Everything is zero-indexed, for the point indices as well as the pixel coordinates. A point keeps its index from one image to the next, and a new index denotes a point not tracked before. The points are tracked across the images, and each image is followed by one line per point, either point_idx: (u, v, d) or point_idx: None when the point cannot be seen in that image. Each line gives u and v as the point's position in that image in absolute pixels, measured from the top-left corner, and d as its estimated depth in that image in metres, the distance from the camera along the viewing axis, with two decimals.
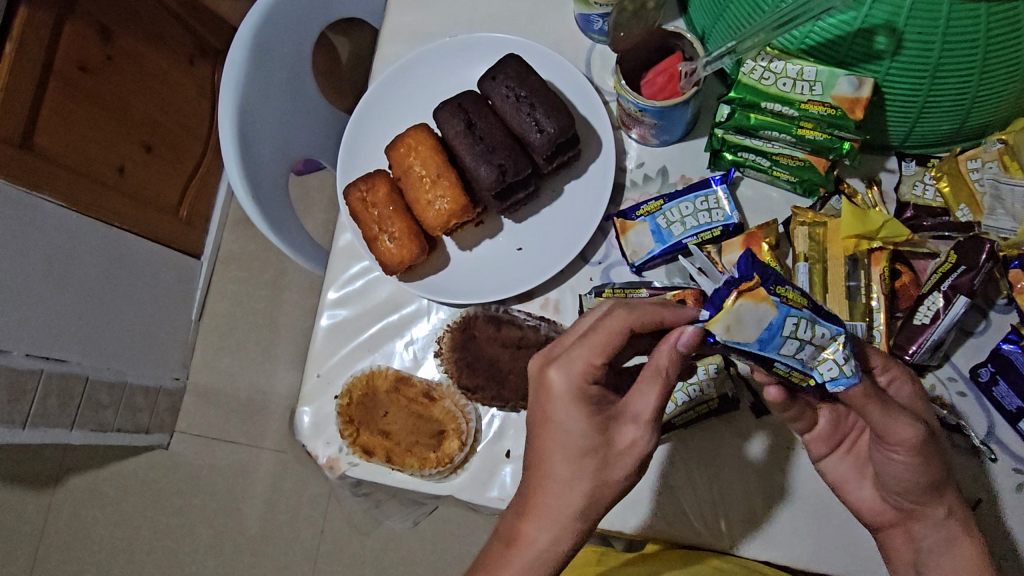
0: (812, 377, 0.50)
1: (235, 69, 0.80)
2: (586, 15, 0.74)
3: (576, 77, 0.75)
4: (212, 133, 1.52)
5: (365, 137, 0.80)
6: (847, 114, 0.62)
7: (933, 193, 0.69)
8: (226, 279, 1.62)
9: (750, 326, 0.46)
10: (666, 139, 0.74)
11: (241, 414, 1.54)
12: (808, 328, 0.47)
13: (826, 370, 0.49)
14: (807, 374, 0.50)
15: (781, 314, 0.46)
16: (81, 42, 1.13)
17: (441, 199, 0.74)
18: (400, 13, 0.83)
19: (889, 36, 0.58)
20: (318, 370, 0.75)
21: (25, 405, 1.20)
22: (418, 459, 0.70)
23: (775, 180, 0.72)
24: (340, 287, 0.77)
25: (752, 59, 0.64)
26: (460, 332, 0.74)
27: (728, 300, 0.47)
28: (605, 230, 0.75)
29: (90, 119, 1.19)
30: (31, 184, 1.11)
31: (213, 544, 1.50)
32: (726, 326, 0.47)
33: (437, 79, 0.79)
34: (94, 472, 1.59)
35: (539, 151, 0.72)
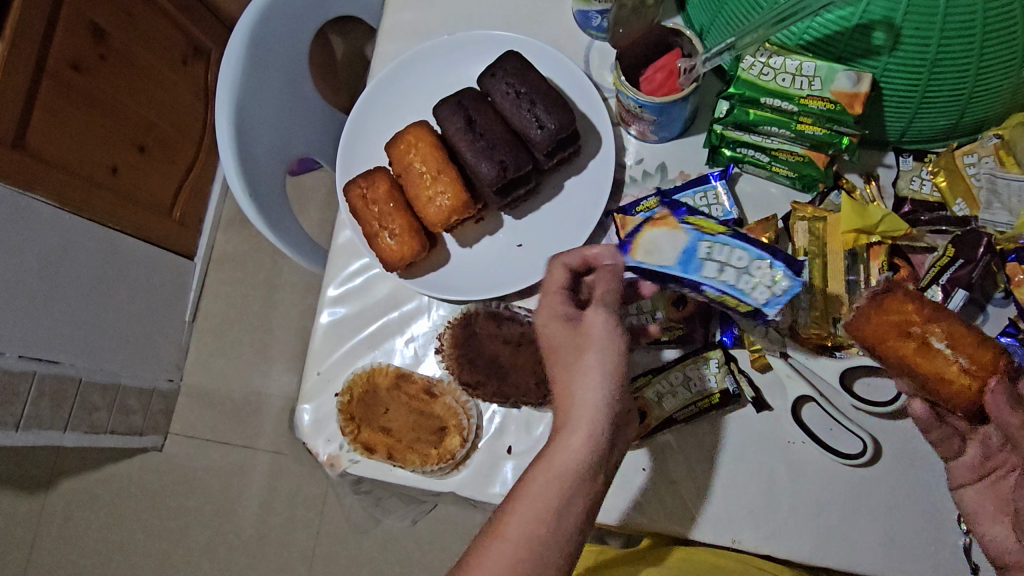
0: (749, 304, 0.61)
1: (232, 67, 0.80)
2: (585, 12, 0.74)
3: (575, 73, 0.75)
4: (206, 133, 1.51)
5: (364, 134, 0.80)
6: (846, 109, 0.62)
7: (930, 188, 0.69)
8: (221, 279, 1.61)
9: (666, 250, 0.62)
10: (666, 135, 0.74)
11: (236, 415, 1.53)
12: (722, 250, 0.61)
13: (759, 294, 0.60)
14: (743, 300, 0.61)
15: (692, 237, 0.62)
16: (74, 41, 1.13)
17: (442, 195, 0.74)
18: (399, 11, 0.83)
19: (887, 31, 0.58)
20: (319, 367, 0.75)
21: (19, 406, 1.19)
22: (419, 456, 0.70)
23: (774, 175, 0.72)
24: (339, 284, 0.76)
25: (752, 55, 0.64)
26: (461, 328, 0.74)
27: (647, 231, 0.63)
28: (605, 226, 0.75)
29: (84, 118, 1.18)
30: (23, 184, 1.10)
31: (208, 545, 1.50)
32: (647, 251, 0.63)
33: (437, 75, 0.79)
34: (88, 474, 1.58)
35: (539, 147, 0.72)
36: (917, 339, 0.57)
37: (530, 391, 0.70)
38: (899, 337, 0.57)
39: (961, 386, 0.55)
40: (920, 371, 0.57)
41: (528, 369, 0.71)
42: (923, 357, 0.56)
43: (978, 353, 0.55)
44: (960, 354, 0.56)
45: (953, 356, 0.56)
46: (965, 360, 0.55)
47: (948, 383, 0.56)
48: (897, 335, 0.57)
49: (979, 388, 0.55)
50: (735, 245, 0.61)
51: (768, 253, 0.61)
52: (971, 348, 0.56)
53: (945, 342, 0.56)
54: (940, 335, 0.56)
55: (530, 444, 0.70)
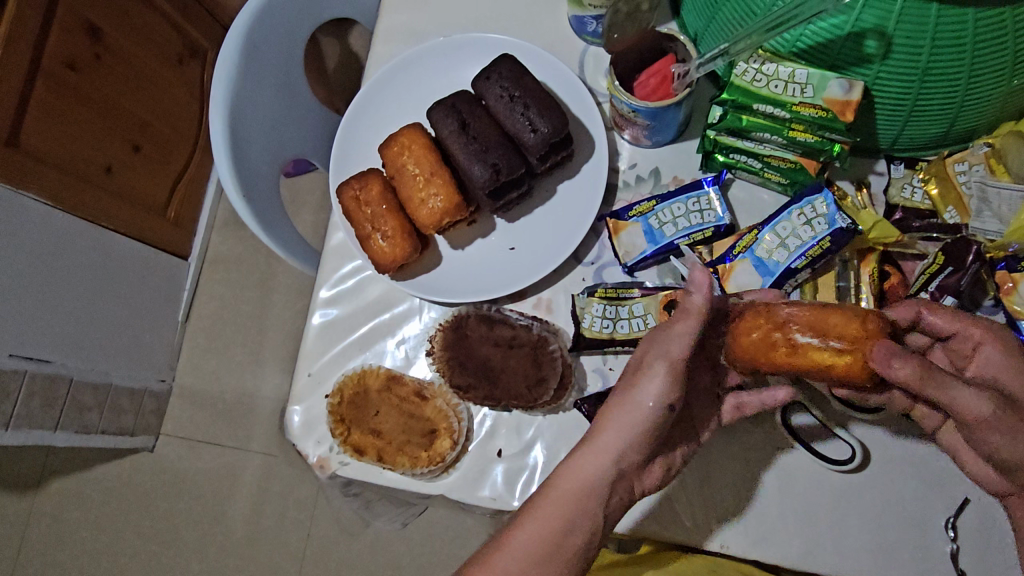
0: (826, 240, 0.66)
1: (226, 67, 0.80)
2: (580, 16, 0.74)
3: (570, 78, 0.75)
4: (201, 133, 1.51)
5: (358, 136, 0.80)
6: (837, 117, 0.63)
7: (921, 196, 0.69)
8: (214, 280, 1.61)
9: (750, 275, 0.69)
10: (659, 141, 0.74)
11: (228, 416, 1.53)
12: (773, 240, 0.69)
13: (819, 224, 0.67)
14: (819, 244, 0.67)
15: (751, 255, 0.69)
16: (69, 40, 1.12)
17: (434, 198, 0.74)
18: (394, 13, 0.83)
19: (879, 40, 0.59)
20: (309, 369, 0.75)
21: (9, 405, 1.19)
22: (409, 458, 0.70)
23: (767, 181, 0.72)
24: (331, 285, 0.76)
25: (744, 62, 0.65)
26: (451, 331, 0.73)
27: (727, 282, 0.70)
28: (598, 230, 0.75)
29: (78, 117, 1.18)
30: (16, 182, 1.10)
31: (199, 547, 1.49)
32: (742, 287, 0.69)
33: (432, 78, 0.79)
34: (78, 475, 1.57)
35: (533, 150, 0.72)
36: (781, 345, 0.57)
37: (521, 395, 0.69)
38: (769, 351, 0.58)
39: (852, 364, 0.54)
40: (811, 369, 0.56)
41: (518, 373, 0.70)
42: (799, 360, 0.56)
43: (843, 327, 0.55)
44: (825, 339, 0.55)
45: (820, 342, 0.55)
46: (833, 344, 0.55)
47: (839, 369, 0.56)
48: (768, 353, 0.58)
49: (862, 358, 0.54)
50: (780, 216, 0.69)
51: (795, 203, 0.69)
52: (831, 326, 0.55)
53: (806, 335, 0.56)
54: (798, 332, 0.56)
55: (520, 447, 0.70)
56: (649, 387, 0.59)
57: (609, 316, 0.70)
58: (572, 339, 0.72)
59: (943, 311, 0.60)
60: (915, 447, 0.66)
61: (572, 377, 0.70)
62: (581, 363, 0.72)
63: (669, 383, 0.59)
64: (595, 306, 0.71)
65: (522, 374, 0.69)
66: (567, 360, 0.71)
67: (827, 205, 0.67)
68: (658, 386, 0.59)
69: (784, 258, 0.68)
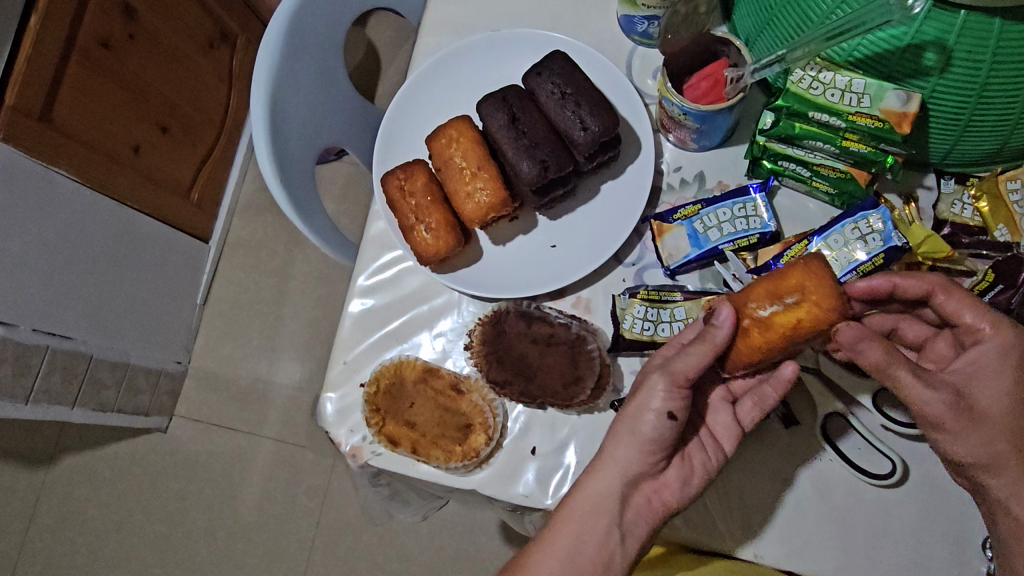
0: (880, 255, 0.66)
1: (271, 52, 0.80)
2: (631, 16, 0.74)
3: (619, 77, 0.75)
4: (228, 117, 1.51)
5: (403, 126, 0.80)
6: (893, 128, 0.62)
7: (971, 212, 0.69)
8: (234, 264, 1.61)
9: None
10: (706, 144, 0.74)
11: (242, 401, 1.53)
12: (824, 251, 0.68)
13: (874, 241, 0.66)
14: (874, 259, 0.66)
15: None
16: (105, 18, 1.12)
17: (480, 191, 0.74)
18: (441, 4, 0.82)
19: (939, 53, 0.58)
20: (345, 357, 0.74)
21: (29, 379, 1.19)
22: (443, 451, 0.70)
23: (813, 191, 0.72)
24: (370, 274, 0.76)
25: (801, 68, 0.65)
26: (491, 326, 0.73)
27: None
28: (640, 232, 0.75)
29: (110, 96, 1.17)
30: (48, 158, 1.10)
31: (207, 530, 1.49)
32: None
33: (481, 71, 0.79)
34: (90, 452, 1.57)
35: (581, 149, 0.71)
36: (752, 328, 0.60)
37: (559, 393, 0.69)
38: (747, 339, 0.61)
39: (811, 312, 0.57)
40: (786, 336, 0.59)
41: (557, 370, 0.70)
42: (774, 333, 0.59)
43: (787, 286, 0.59)
44: (780, 303, 0.59)
45: (778, 307, 0.59)
46: (787, 305, 0.58)
47: (809, 324, 0.58)
48: (745, 341, 0.61)
49: (817, 303, 0.57)
50: (833, 228, 0.67)
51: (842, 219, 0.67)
52: (777, 289, 0.59)
53: (764, 308, 0.60)
54: (758, 309, 0.60)
55: (555, 446, 0.70)
56: (651, 399, 0.61)
57: (650, 318, 0.70)
58: (610, 340, 0.72)
59: (957, 294, 0.60)
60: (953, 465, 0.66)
61: (609, 378, 0.70)
62: (619, 364, 0.72)
63: (670, 394, 0.61)
64: (637, 308, 0.70)
65: (560, 372, 0.69)
66: (605, 361, 0.70)
67: (882, 222, 0.66)
68: (659, 398, 0.61)
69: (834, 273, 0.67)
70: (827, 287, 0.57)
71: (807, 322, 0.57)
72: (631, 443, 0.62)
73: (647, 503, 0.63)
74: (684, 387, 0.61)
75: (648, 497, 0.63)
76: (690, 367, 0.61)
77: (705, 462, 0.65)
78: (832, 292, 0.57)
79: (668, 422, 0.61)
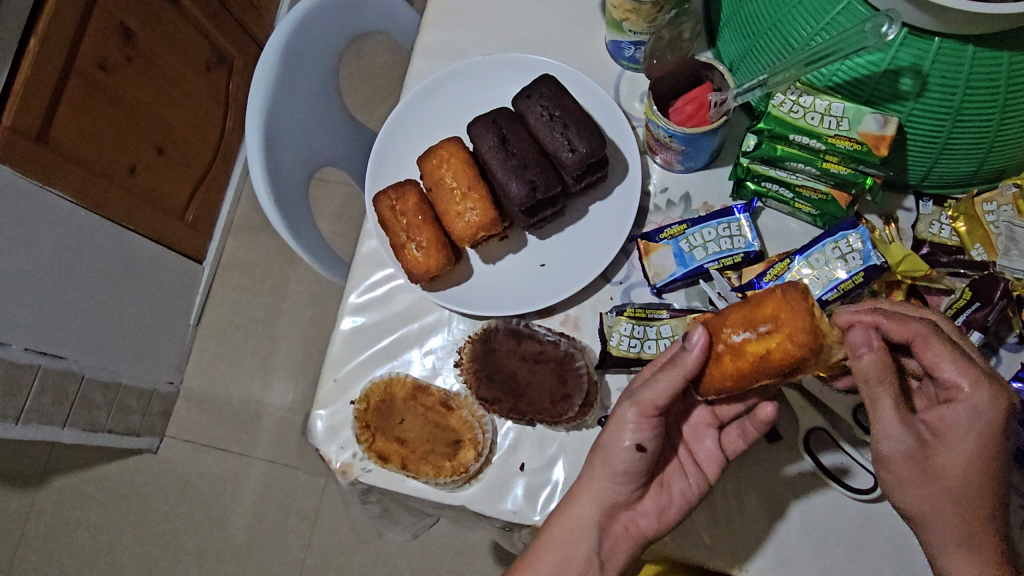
0: (859, 274, 0.67)
1: (266, 77, 0.82)
2: (619, 42, 0.76)
3: (607, 101, 0.76)
4: (224, 138, 1.53)
5: (396, 146, 0.81)
6: (872, 150, 0.64)
7: (949, 232, 0.70)
8: (228, 284, 1.61)
9: None
10: (691, 166, 0.75)
11: (234, 421, 1.53)
12: (805, 269, 0.69)
13: (853, 260, 0.67)
14: (853, 277, 0.67)
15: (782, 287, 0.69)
16: (103, 42, 1.14)
17: (470, 211, 0.75)
18: (434, 29, 0.84)
19: (914, 78, 0.60)
20: (335, 375, 0.75)
21: (21, 399, 1.19)
22: (433, 467, 0.70)
23: (796, 212, 0.74)
24: (361, 292, 0.77)
25: (782, 92, 0.67)
26: (480, 343, 0.74)
27: None
28: (628, 250, 0.77)
29: (106, 117, 1.19)
30: (44, 177, 1.11)
31: (197, 551, 1.49)
32: None
33: (473, 94, 0.81)
34: (79, 473, 1.56)
35: (570, 170, 0.73)
36: (725, 353, 0.60)
37: (547, 410, 0.70)
38: (719, 365, 0.60)
39: (781, 343, 0.55)
40: (753, 365, 0.58)
41: (545, 387, 0.70)
42: (746, 361, 0.58)
43: (763, 314, 0.57)
44: (753, 330, 0.58)
45: (750, 335, 0.58)
46: (759, 333, 0.57)
47: (778, 354, 0.56)
48: (718, 367, 0.60)
49: (786, 336, 0.55)
50: (813, 248, 0.69)
51: (822, 239, 0.69)
52: (754, 317, 0.58)
53: (737, 334, 0.59)
54: (732, 335, 0.59)
55: (543, 462, 0.71)
56: (623, 430, 0.65)
57: (637, 335, 0.71)
58: (598, 357, 0.73)
59: (936, 348, 0.56)
60: None
61: (597, 395, 0.71)
62: (606, 380, 0.73)
63: (638, 425, 0.64)
64: (624, 325, 0.71)
65: (549, 387, 0.70)
66: (592, 378, 0.71)
67: (862, 241, 0.67)
68: (629, 429, 0.65)
69: (815, 291, 0.68)
70: (797, 318, 0.55)
71: (778, 352, 0.56)
72: (603, 475, 0.66)
73: (625, 532, 0.69)
74: (651, 415, 0.64)
75: (626, 526, 0.69)
76: (656, 395, 0.63)
77: (684, 489, 0.68)
78: (801, 322, 0.55)
79: (637, 452, 0.65)
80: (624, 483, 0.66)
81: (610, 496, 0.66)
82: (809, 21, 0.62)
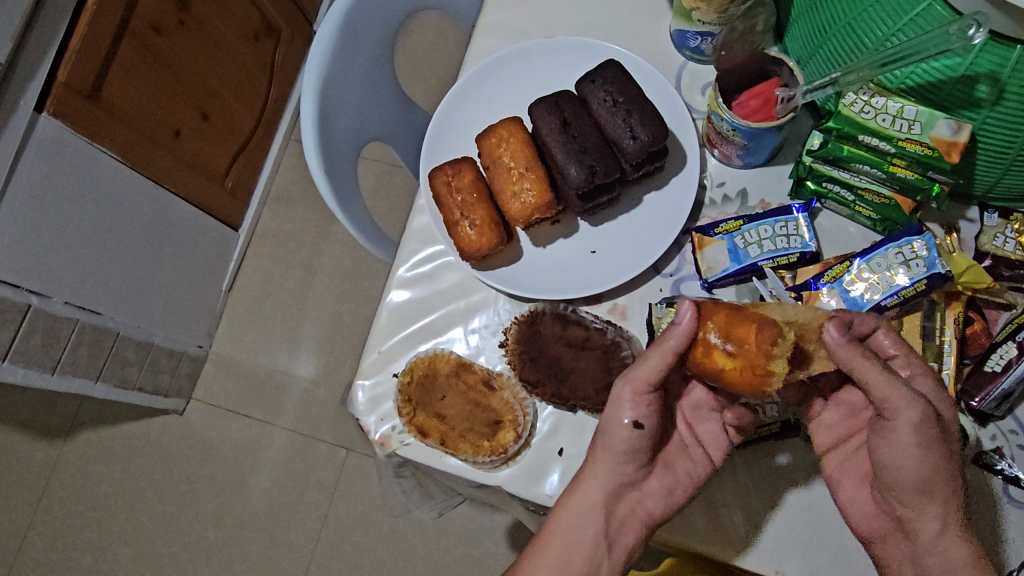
0: (922, 281, 0.66)
1: (325, 46, 0.82)
2: (684, 32, 0.75)
3: (670, 91, 0.76)
4: (267, 108, 1.53)
5: (452, 124, 0.81)
6: (943, 157, 0.62)
7: (1013, 245, 0.68)
8: (262, 253, 1.62)
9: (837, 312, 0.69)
10: (751, 162, 0.74)
11: (260, 389, 1.54)
12: (866, 272, 0.68)
13: (917, 266, 0.66)
14: (916, 283, 0.66)
15: (839, 289, 0.69)
16: (159, 4, 1.14)
17: (526, 192, 0.75)
18: (497, 9, 0.84)
19: (992, 85, 0.58)
20: (379, 347, 0.75)
21: (57, 351, 1.21)
22: (471, 446, 0.70)
23: (855, 215, 0.73)
24: (410, 267, 0.77)
25: (854, 92, 0.65)
26: (526, 325, 0.74)
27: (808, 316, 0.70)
28: (680, 243, 0.76)
29: (156, 79, 1.19)
30: (93, 135, 1.11)
31: (216, 514, 1.50)
32: None
33: (536, 76, 0.80)
34: (105, 429, 1.59)
35: (629, 157, 0.72)
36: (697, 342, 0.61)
37: (590, 397, 0.70)
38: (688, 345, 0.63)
39: (737, 372, 0.60)
40: (711, 367, 0.61)
41: (591, 377, 0.71)
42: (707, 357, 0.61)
43: (741, 337, 0.59)
44: (726, 345, 0.60)
45: (722, 346, 0.60)
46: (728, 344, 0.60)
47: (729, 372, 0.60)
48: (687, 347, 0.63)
49: (743, 369, 0.59)
50: (875, 251, 0.68)
51: (886, 243, 0.68)
52: (734, 333, 0.60)
53: (715, 337, 0.60)
54: (711, 332, 0.61)
55: (583, 447, 0.71)
56: (620, 409, 0.64)
57: None
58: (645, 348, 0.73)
59: (895, 337, 0.64)
60: (975, 496, 0.66)
61: None
62: None
63: (636, 402, 0.64)
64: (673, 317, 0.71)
65: (594, 378, 0.71)
66: None
67: (927, 249, 0.67)
68: (627, 408, 0.64)
69: (874, 295, 0.67)
70: (759, 358, 0.58)
71: (729, 373, 0.60)
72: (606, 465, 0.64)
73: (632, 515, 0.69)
74: (647, 393, 0.64)
75: (634, 504, 0.69)
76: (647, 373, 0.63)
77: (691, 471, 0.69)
78: (762, 369, 0.58)
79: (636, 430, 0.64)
80: (625, 463, 0.67)
81: (616, 478, 0.67)
82: (887, 20, 0.61)
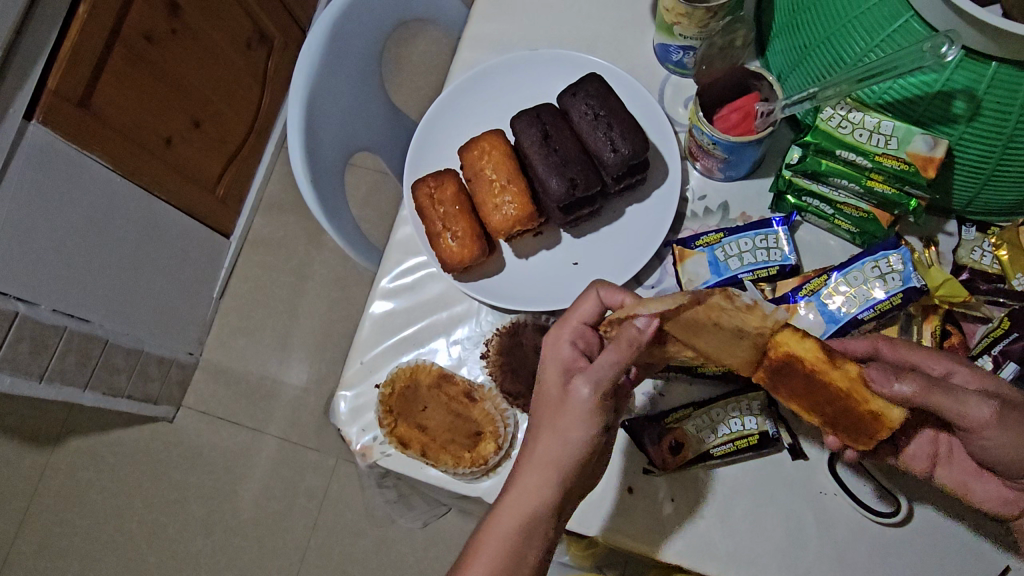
0: (897, 296, 0.67)
1: (311, 58, 0.82)
2: (667, 46, 0.76)
3: (652, 104, 0.76)
4: (258, 116, 1.53)
5: (437, 135, 0.82)
6: (919, 171, 0.63)
7: (990, 259, 0.70)
8: (253, 261, 1.63)
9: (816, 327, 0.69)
10: (732, 175, 0.75)
11: (250, 397, 1.54)
12: (842, 286, 0.69)
13: (892, 281, 0.67)
14: (890, 299, 0.67)
15: (816, 302, 0.69)
16: (150, 12, 1.14)
17: (508, 204, 0.75)
18: (482, 22, 0.85)
19: (968, 101, 0.59)
20: (362, 357, 0.76)
21: (45, 359, 1.20)
22: (452, 457, 0.71)
23: (834, 228, 0.73)
24: (393, 278, 0.78)
25: (832, 107, 0.66)
26: (508, 336, 0.75)
27: None
28: (662, 255, 0.77)
29: (146, 86, 1.19)
30: (82, 143, 1.11)
31: (205, 522, 1.50)
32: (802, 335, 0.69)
33: (519, 88, 0.81)
34: (94, 436, 1.58)
35: (611, 170, 0.73)
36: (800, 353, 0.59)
37: None
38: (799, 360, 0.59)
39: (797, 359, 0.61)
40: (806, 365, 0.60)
41: None
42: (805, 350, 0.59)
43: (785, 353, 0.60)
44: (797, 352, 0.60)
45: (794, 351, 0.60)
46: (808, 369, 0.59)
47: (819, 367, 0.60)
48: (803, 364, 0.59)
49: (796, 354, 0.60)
50: (852, 265, 0.69)
51: (862, 257, 0.69)
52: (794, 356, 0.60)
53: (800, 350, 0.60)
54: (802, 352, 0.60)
55: None
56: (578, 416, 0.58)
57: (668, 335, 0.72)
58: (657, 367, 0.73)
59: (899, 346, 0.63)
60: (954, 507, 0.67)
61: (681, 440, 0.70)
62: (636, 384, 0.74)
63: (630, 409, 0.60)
64: None
65: None
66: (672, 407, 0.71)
67: (902, 263, 0.67)
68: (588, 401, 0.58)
69: (852, 309, 0.68)
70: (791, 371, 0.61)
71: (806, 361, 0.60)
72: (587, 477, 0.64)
73: None
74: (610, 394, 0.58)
75: None
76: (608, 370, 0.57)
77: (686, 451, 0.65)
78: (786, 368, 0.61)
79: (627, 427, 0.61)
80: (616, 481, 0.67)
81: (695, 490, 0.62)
82: (863, 37, 0.61)
